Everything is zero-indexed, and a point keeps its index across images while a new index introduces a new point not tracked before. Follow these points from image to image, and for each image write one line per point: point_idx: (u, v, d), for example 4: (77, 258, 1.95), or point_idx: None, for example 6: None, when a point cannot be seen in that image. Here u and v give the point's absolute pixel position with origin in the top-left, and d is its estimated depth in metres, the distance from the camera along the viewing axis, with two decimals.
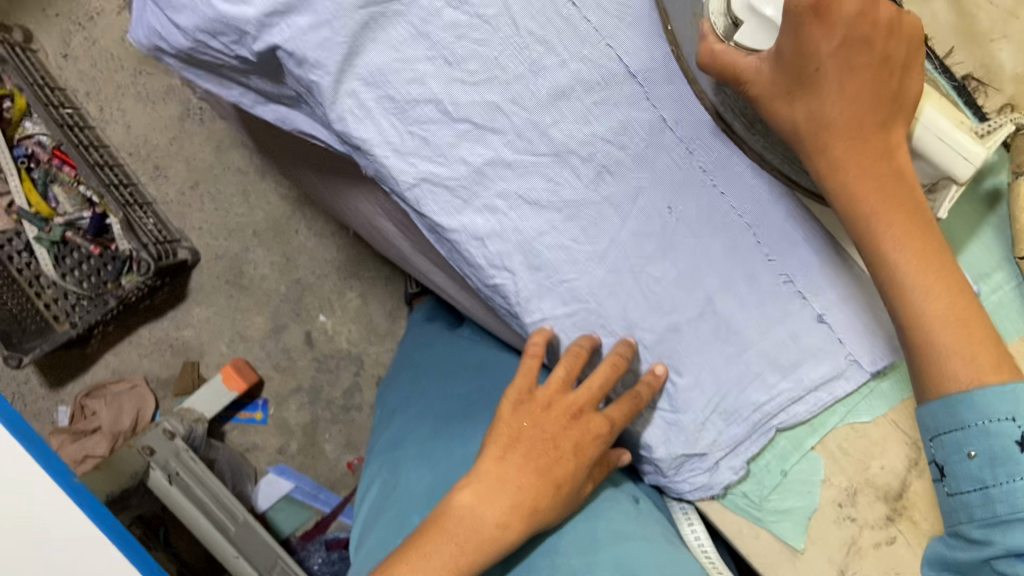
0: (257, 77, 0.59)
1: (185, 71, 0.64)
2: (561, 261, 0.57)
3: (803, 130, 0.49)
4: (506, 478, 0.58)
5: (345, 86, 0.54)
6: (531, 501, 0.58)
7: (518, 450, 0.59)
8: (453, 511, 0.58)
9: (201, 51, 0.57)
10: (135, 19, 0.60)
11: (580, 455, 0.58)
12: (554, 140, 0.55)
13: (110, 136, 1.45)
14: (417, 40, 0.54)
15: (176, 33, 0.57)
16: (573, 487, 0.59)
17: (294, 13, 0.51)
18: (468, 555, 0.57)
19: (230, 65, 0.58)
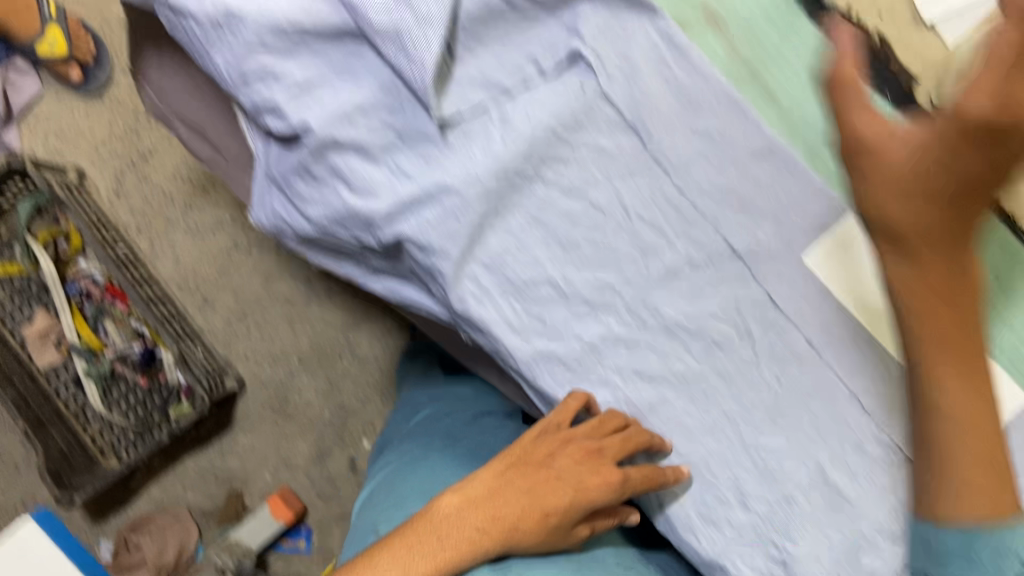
0: (374, 258, 0.62)
1: (300, 252, 0.66)
2: (674, 432, 0.58)
3: (903, 228, 0.47)
4: (496, 488, 0.57)
5: (466, 269, 0.57)
6: (512, 516, 0.55)
7: (522, 470, 0.58)
8: (430, 512, 0.55)
9: (325, 238, 0.60)
10: (258, 203, 0.63)
11: (580, 491, 0.57)
12: (665, 317, 0.57)
13: None
14: (533, 228, 0.57)
15: (302, 221, 0.60)
16: (564, 522, 0.57)
17: (422, 207, 0.56)
18: (446, 551, 0.53)
19: (349, 248, 0.61)
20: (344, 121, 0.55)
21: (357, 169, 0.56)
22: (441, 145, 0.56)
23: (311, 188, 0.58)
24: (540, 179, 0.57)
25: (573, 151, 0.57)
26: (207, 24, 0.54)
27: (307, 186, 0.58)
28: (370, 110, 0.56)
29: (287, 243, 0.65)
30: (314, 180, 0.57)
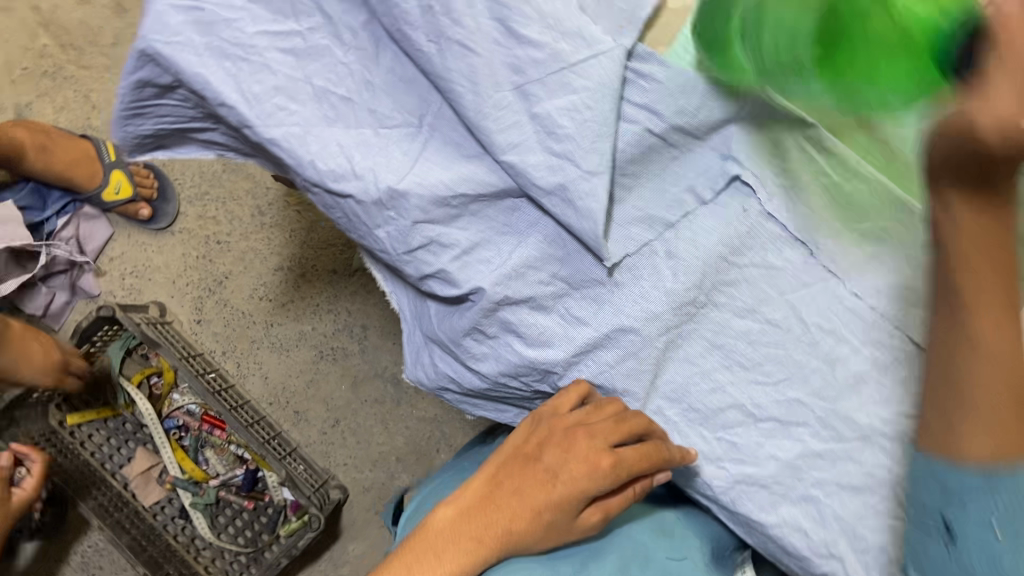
0: (544, 400, 0.61)
1: (460, 401, 0.66)
2: (888, 540, 0.56)
3: (964, 250, 0.42)
4: (488, 497, 0.59)
5: (650, 405, 0.57)
6: (505, 522, 0.58)
7: (510, 469, 0.60)
8: (429, 526, 0.59)
9: (497, 390, 0.60)
10: (415, 361, 0.64)
11: (569, 480, 0.57)
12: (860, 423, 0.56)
13: (249, 390, 1.42)
14: (711, 352, 0.57)
15: (473, 376, 0.60)
16: (561, 515, 0.58)
17: (599, 350, 0.56)
18: (441, 566, 0.57)
19: (521, 395, 0.61)
20: (514, 277, 0.55)
21: (530, 320, 0.56)
22: (610, 285, 0.56)
23: (480, 345, 0.58)
24: (712, 305, 0.57)
25: (742, 271, 0.56)
26: (371, 203, 0.54)
27: (478, 343, 0.58)
28: (540, 263, 0.55)
29: (443, 396, 0.66)
30: (486, 337, 0.57)
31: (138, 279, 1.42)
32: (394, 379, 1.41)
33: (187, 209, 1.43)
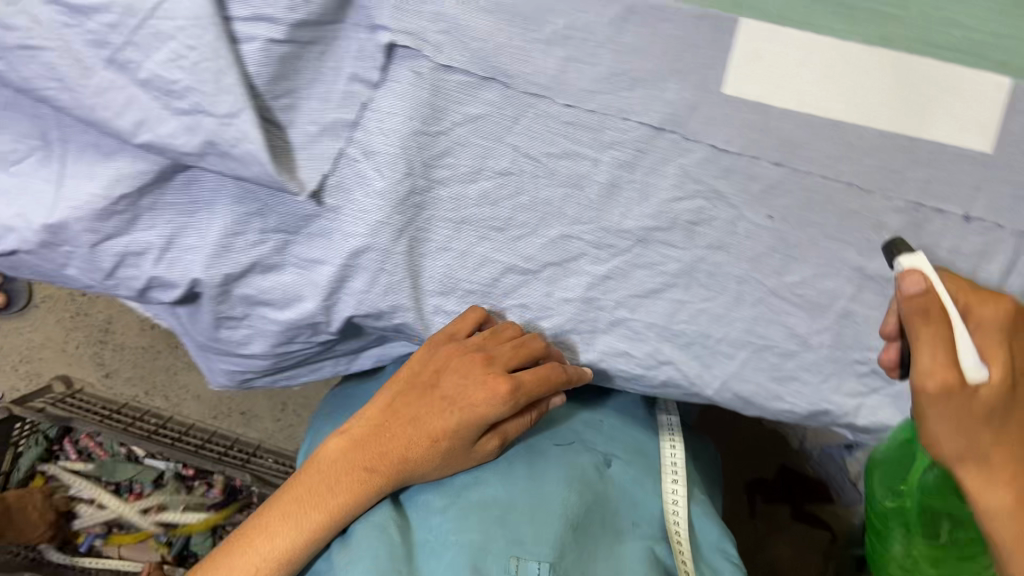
0: (341, 344, 0.58)
1: (274, 382, 0.63)
2: (706, 323, 0.55)
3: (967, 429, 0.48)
4: (384, 423, 0.57)
5: (428, 307, 0.54)
6: (399, 451, 0.55)
7: (408, 397, 0.57)
8: (319, 459, 0.56)
9: (285, 359, 0.57)
10: (207, 371, 0.60)
11: (468, 410, 0.55)
12: (631, 229, 0.54)
13: (189, 415, 1.37)
14: (461, 230, 0.53)
15: (255, 359, 0.57)
16: (458, 440, 0.56)
17: (348, 280, 0.52)
18: (328, 502, 0.55)
19: (314, 352, 0.58)
20: (222, 253, 0.51)
21: (267, 286, 0.52)
22: (327, 214, 0.51)
23: (238, 330, 0.55)
24: (437, 184, 0.52)
25: (449, 137, 0.52)
26: (40, 246, 0.51)
27: (235, 329, 0.55)
28: (242, 226, 0.51)
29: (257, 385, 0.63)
30: (238, 320, 0.54)
31: (29, 364, 1.39)
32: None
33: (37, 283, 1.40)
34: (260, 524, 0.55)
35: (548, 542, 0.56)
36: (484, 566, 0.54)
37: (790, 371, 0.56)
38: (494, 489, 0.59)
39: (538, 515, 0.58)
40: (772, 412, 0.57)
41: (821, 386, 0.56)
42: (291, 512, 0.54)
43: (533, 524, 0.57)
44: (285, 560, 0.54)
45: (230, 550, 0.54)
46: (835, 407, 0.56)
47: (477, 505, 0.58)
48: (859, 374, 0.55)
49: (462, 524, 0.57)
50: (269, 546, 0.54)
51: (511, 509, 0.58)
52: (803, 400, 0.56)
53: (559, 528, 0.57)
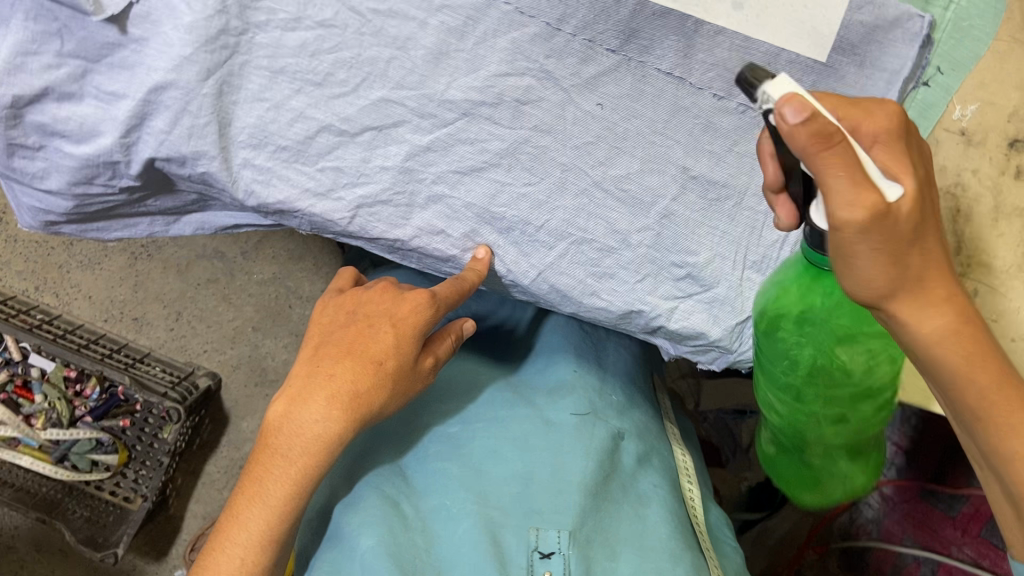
0: (152, 199, 0.58)
1: (83, 234, 0.62)
2: (527, 210, 0.54)
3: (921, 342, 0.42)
4: (317, 367, 0.53)
5: (236, 159, 0.52)
6: (349, 384, 0.51)
7: (330, 341, 0.55)
8: (269, 427, 0.52)
9: (87, 203, 0.56)
10: (14, 209, 0.59)
11: (400, 327, 0.54)
12: (456, 102, 0.52)
13: (79, 314, 1.27)
14: (276, 80, 0.51)
15: (55, 198, 0.55)
16: (404, 361, 0.53)
17: (149, 119, 0.50)
18: (298, 464, 0.50)
19: (121, 201, 0.57)
20: (11, 72, 0.48)
21: (62, 115, 0.50)
22: (130, 45, 0.49)
23: (34, 162, 0.53)
24: (255, 28, 0.50)
25: None
26: None
27: (31, 161, 0.53)
28: (36, 45, 0.48)
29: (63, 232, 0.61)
30: (34, 151, 0.52)
31: None
32: (219, 251, 1.29)
33: None
34: (233, 518, 0.51)
35: (569, 513, 0.55)
36: (501, 539, 0.53)
37: (609, 268, 0.55)
38: (503, 458, 0.59)
39: (555, 490, 0.56)
40: (588, 310, 0.57)
41: (636, 287, 0.55)
42: (260, 497, 0.51)
43: (553, 496, 0.56)
44: (271, 526, 0.50)
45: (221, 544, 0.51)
46: (649, 308, 0.55)
47: (500, 482, 0.57)
48: (676, 277, 0.55)
49: (482, 495, 0.56)
50: (253, 522, 0.50)
51: (530, 481, 0.57)
52: (617, 299, 0.55)
53: (582, 498, 0.56)
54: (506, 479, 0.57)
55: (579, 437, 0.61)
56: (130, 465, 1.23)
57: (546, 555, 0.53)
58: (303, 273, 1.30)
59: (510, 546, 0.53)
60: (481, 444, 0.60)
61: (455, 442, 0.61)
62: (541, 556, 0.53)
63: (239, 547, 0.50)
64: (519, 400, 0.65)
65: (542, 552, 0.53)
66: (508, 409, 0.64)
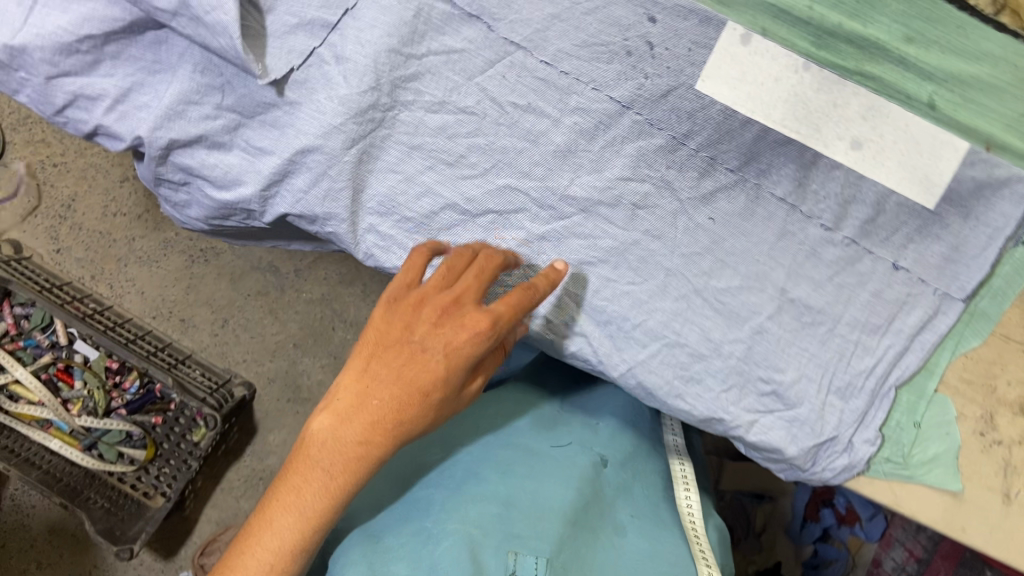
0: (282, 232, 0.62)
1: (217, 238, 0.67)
2: (627, 307, 0.56)
3: None
4: (368, 389, 0.50)
5: (363, 223, 0.55)
6: (394, 412, 0.49)
7: (381, 355, 0.51)
8: (313, 437, 0.51)
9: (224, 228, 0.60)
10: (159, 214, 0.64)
11: (451, 358, 0.49)
12: (576, 198, 0.55)
13: (128, 309, 1.30)
14: (412, 155, 0.54)
15: (197, 223, 0.60)
16: (446, 394, 0.50)
17: (290, 177, 0.53)
18: (339, 479, 0.50)
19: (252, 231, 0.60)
20: (172, 118, 0.51)
21: (210, 162, 0.53)
22: (285, 106, 0.51)
23: (179, 193, 0.57)
24: (401, 105, 0.52)
25: (422, 63, 0.52)
26: None
27: (177, 191, 0.57)
28: (198, 96, 0.51)
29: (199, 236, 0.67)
30: (178, 185, 0.56)
31: None
32: (274, 266, 1.31)
33: (13, 137, 1.30)
34: (264, 521, 0.51)
35: (547, 539, 0.55)
36: (481, 560, 0.52)
37: (696, 373, 0.56)
38: (495, 484, 0.59)
39: (533, 515, 0.57)
40: (670, 410, 0.58)
41: (721, 396, 0.56)
42: (294, 506, 0.50)
43: (532, 525, 0.56)
44: (301, 536, 0.50)
45: (250, 549, 0.50)
46: (729, 418, 0.56)
47: (479, 501, 0.57)
48: (761, 392, 0.56)
49: (461, 511, 0.56)
50: (283, 529, 0.50)
51: (511, 506, 0.57)
52: (701, 405, 0.57)
53: (560, 524, 0.57)
54: (488, 497, 0.58)
55: (561, 467, 0.62)
56: (155, 463, 1.24)
57: None
58: (352, 298, 1.31)
59: (488, 566, 0.52)
60: (466, 470, 0.61)
61: (444, 471, 0.62)
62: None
63: (266, 554, 0.50)
64: (503, 430, 0.67)
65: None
66: (492, 440, 0.65)
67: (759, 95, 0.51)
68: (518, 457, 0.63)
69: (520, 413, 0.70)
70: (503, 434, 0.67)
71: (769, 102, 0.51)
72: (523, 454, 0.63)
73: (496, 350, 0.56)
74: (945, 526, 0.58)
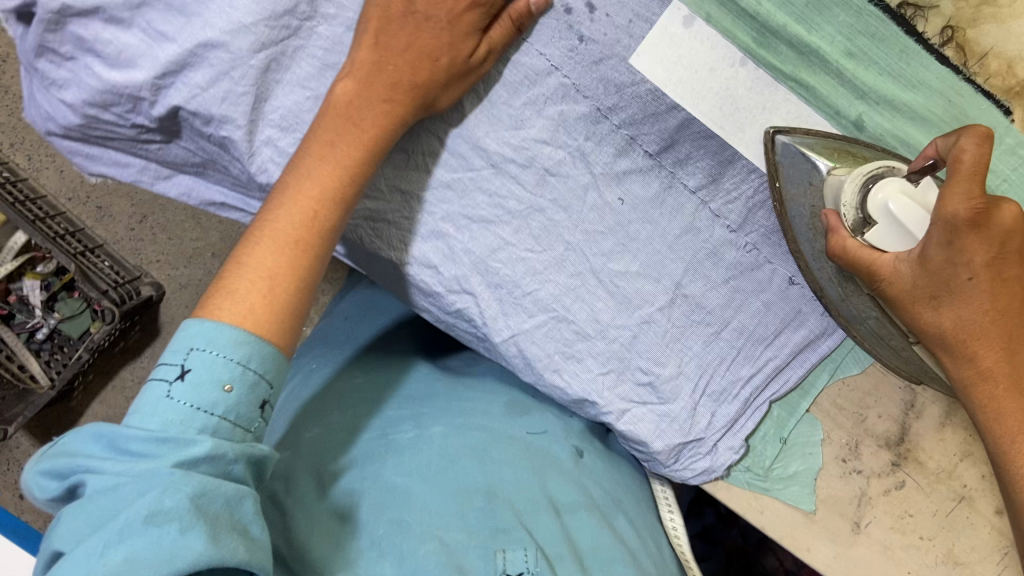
0: (159, 144, 0.55)
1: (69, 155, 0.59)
2: (521, 274, 0.54)
3: (949, 335, 0.46)
4: (360, 95, 0.48)
5: (260, 135, 0.52)
6: (407, 76, 0.48)
7: (376, 81, 0.48)
8: (332, 102, 0.48)
9: (95, 126, 0.54)
10: (25, 100, 0.57)
11: (457, 23, 0.47)
12: (488, 151, 0.52)
13: (44, 184, 1.22)
14: (325, 73, 0.51)
15: (65, 110, 0.53)
16: (462, 57, 0.48)
17: (189, 69, 0.49)
18: (370, 134, 0.49)
19: (126, 135, 0.55)
20: None
21: (105, 37, 0.49)
22: None
23: (60, 70, 0.51)
24: (321, 18, 0.50)
25: None
26: None
27: (57, 67, 0.51)
28: None
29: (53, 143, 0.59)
30: (63, 59, 0.51)
31: None
32: None
33: None
34: (278, 201, 0.48)
35: (532, 532, 0.53)
36: (464, 558, 0.50)
37: (577, 352, 0.55)
38: (476, 471, 0.56)
39: (513, 507, 0.55)
40: (545, 385, 0.56)
41: (597, 378, 0.56)
42: (306, 196, 0.48)
43: (514, 518, 0.54)
44: (324, 201, 0.48)
45: (268, 232, 0.47)
46: (603, 402, 0.56)
47: (459, 492, 0.54)
48: (639, 382, 0.56)
49: (436, 500, 0.53)
50: (319, 187, 0.48)
51: (492, 498, 0.55)
52: (576, 384, 0.55)
53: (546, 518, 0.55)
54: (461, 491, 0.54)
55: (535, 458, 0.60)
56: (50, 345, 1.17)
57: None
58: None
59: (475, 566, 0.50)
60: (438, 447, 0.58)
61: (415, 447, 0.57)
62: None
63: (285, 243, 0.47)
64: (472, 411, 0.63)
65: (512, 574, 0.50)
66: (461, 421, 0.62)
67: (694, 82, 0.50)
68: (503, 446, 0.60)
69: (481, 393, 0.67)
70: (466, 408, 0.64)
71: (700, 91, 0.50)
72: (497, 435, 0.61)
73: (505, 22, 0.49)
74: (790, 543, 0.58)
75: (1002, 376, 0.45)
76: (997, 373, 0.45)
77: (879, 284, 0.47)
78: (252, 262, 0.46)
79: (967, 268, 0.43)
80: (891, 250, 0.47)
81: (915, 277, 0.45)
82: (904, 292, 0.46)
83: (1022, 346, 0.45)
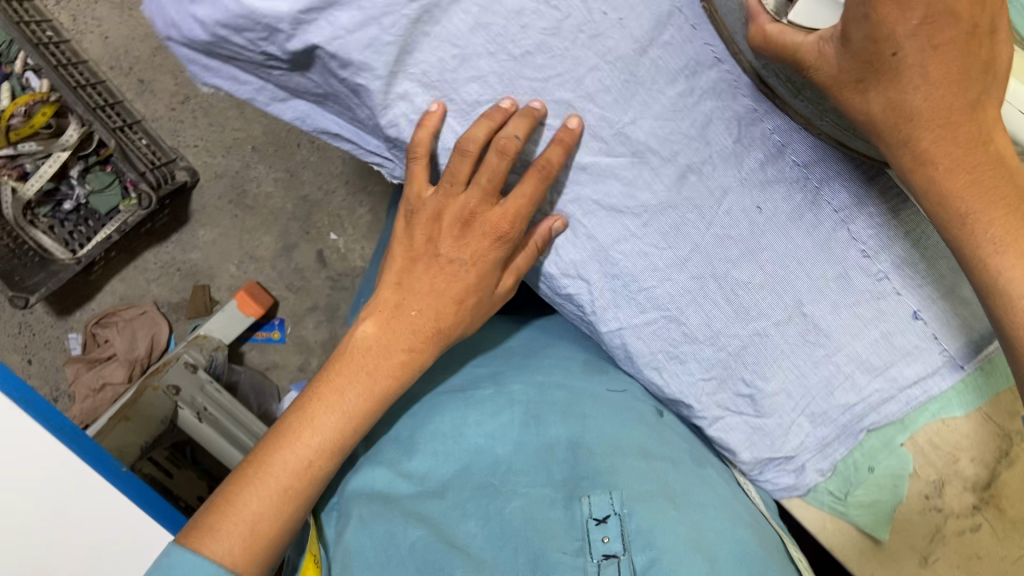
0: (283, 73, 0.52)
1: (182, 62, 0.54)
2: (640, 268, 0.52)
3: (881, 121, 0.42)
4: (397, 310, 0.52)
5: (397, 88, 0.49)
6: (450, 291, 0.52)
7: (415, 270, 0.52)
8: (354, 344, 0.52)
9: (220, 46, 0.49)
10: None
11: (510, 214, 0.49)
12: (632, 139, 0.49)
13: (86, 49, 1.09)
14: (476, 32, 0.47)
15: (193, 24, 0.48)
16: (495, 271, 0.52)
17: (336, 8, 0.45)
18: (393, 364, 0.51)
19: (250, 59, 0.50)
20: None
21: None
22: None
23: None
24: None
25: None
26: None
27: None
28: None
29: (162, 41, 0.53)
30: None
31: None
32: None
33: None
34: (301, 415, 0.50)
35: (616, 474, 0.51)
36: (551, 513, 0.50)
37: (682, 353, 0.54)
38: (557, 427, 0.55)
39: (598, 452, 0.53)
40: (642, 378, 0.56)
41: (697, 382, 0.55)
42: (337, 404, 0.50)
43: (601, 463, 0.52)
44: (324, 452, 0.49)
45: (259, 479, 0.48)
46: (699, 407, 0.55)
47: (541, 453, 0.54)
48: (738, 393, 0.55)
49: (523, 462, 0.54)
50: (320, 436, 0.49)
51: (576, 448, 0.54)
52: (675, 384, 0.55)
53: (629, 462, 0.52)
54: (544, 454, 0.54)
55: (620, 409, 0.57)
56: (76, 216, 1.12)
57: (601, 518, 0.49)
58: None
59: (561, 518, 0.49)
60: (519, 406, 0.57)
61: (494, 405, 0.57)
62: (596, 522, 0.48)
63: (290, 474, 0.48)
64: (551, 369, 0.61)
65: (596, 518, 0.49)
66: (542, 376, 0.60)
67: None
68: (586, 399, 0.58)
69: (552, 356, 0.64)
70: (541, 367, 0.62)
71: None
72: (583, 391, 0.59)
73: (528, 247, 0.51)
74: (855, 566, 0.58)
75: (943, 158, 0.41)
76: (937, 154, 0.41)
77: (807, 72, 0.43)
78: (241, 505, 0.47)
79: (890, 42, 0.39)
80: (818, 29, 0.42)
81: (840, 59, 0.41)
82: (830, 78, 0.42)
83: (975, 126, 0.40)
